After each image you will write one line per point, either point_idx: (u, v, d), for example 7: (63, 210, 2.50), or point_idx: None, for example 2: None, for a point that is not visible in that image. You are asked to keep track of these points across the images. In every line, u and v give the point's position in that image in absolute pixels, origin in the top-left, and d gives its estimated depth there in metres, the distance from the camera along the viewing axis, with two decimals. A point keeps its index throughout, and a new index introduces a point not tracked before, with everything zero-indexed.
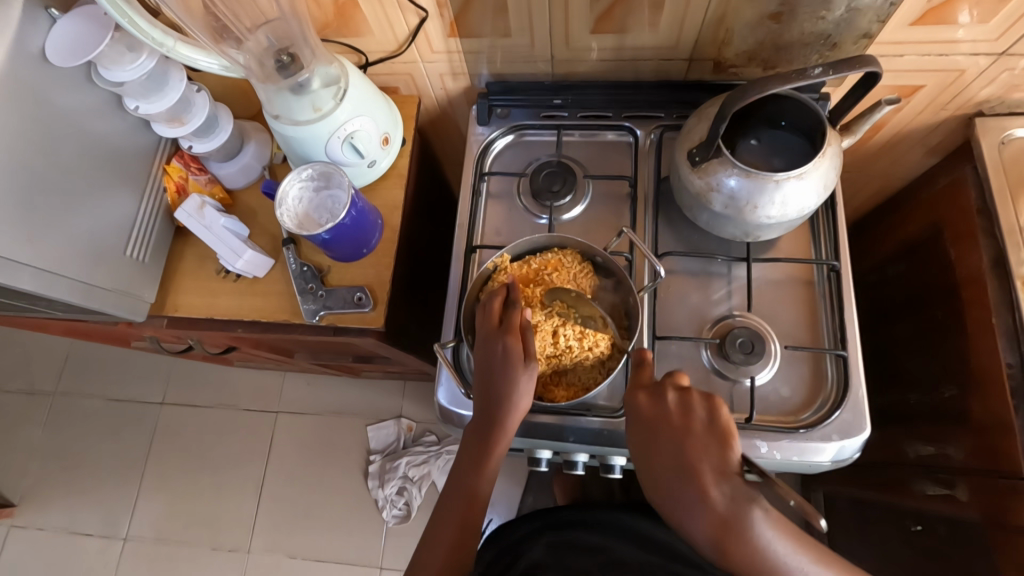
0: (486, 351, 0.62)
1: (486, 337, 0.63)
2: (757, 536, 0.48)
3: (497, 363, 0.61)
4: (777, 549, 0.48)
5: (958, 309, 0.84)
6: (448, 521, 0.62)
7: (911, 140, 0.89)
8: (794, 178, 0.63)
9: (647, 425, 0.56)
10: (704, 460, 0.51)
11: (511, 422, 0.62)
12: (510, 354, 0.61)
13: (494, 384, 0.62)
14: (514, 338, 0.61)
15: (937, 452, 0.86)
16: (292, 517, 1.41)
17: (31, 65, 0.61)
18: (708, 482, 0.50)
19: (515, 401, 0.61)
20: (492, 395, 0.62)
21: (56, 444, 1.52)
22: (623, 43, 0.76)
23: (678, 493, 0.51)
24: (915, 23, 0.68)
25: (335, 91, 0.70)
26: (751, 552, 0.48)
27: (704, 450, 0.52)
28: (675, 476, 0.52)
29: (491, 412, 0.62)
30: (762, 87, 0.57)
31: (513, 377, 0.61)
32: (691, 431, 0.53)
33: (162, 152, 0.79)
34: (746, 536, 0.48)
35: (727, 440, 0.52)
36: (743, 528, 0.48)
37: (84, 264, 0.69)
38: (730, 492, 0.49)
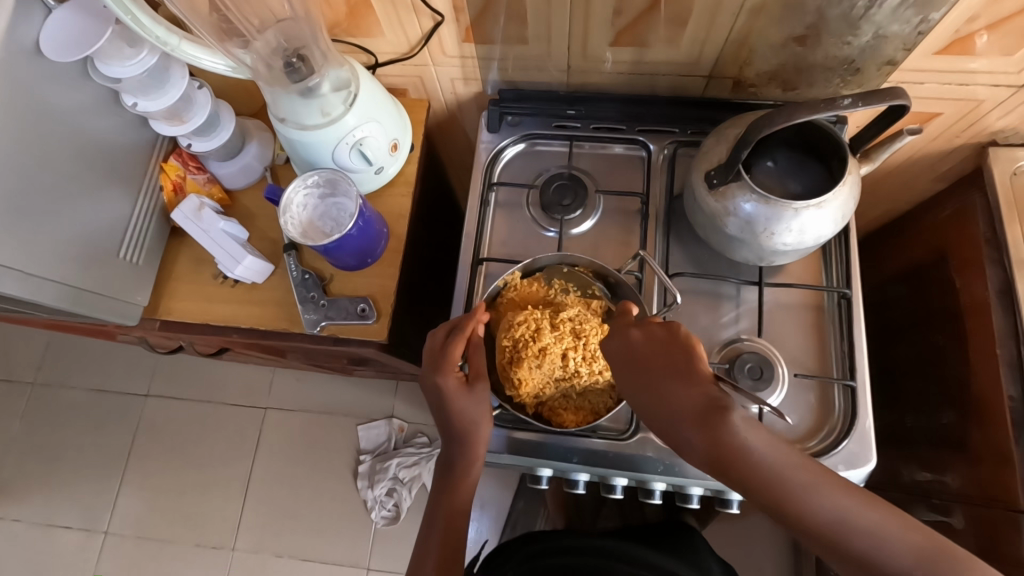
0: (431, 388, 0.63)
1: (426, 373, 0.63)
2: (734, 434, 0.47)
3: (440, 398, 0.63)
4: (751, 447, 0.47)
5: (960, 338, 0.84)
6: (429, 552, 0.60)
7: (922, 165, 0.88)
8: (812, 207, 0.62)
9: (625, 359, 0.56)
10: (672, 373, 0.52)
11: (475, 448, 0.62)
12: (449, 391, 0.62)
13: (447, 415, 0.63)
14: (451, 374, 0.62)
15: (934, 478, 0.87)
16: (279, 516, 1.38)
17: (25, 60, 0.58)
18: (677, 388, 0.51)
19: (468, 427, 0.62)
20: (448, 427, 0.63)
21: (35, 434, 1.48)
22: (643, 57, 0.75)
23: (661, 406, 0.52)
24: (939, 53, 0.67)
25: (345, 96, 0.67)
26: (730, 453, 0.47)
27: (671, 364, 0.52)
28: (651, 393, 0.52)
29: (455, 444, 0.63)
30: (791, 115, 0.56)
31: (460, 410, 0.62)
32: (658, 353, 0.54)
33: (159, 149, 0.77)
34: (721, 433, 0.48)
35: (691, 356, 0.52)
36: (718, 427, 0.48)
37: (76, 268, 0.66)
38: (699, 395, 0.50)
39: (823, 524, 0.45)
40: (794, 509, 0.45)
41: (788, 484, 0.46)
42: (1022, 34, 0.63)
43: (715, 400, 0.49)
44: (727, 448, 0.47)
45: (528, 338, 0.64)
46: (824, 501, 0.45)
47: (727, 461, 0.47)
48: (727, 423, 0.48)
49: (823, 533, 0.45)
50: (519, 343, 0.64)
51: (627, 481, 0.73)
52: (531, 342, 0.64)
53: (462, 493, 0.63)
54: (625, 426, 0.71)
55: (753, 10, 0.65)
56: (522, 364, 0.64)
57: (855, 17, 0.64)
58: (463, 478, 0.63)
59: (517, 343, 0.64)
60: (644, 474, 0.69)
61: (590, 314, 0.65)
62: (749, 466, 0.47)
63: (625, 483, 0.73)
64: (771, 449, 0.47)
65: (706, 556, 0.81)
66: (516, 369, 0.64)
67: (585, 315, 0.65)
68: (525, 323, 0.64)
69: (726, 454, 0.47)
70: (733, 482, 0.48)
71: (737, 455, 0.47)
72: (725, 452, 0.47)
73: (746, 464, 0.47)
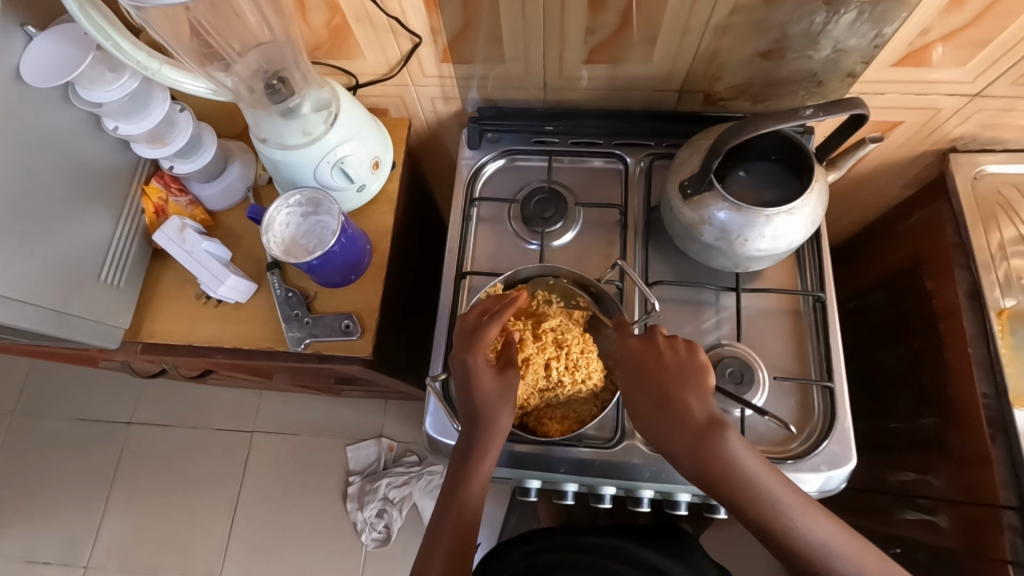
0: (459, 370, 0.63)
1: (457, 355, 0.63)
2: (733, 454, 0.52)
3: (463, 380, 0.62)
4: (748, 466, 0.52)
5: (935, 340, 0.87)
6: (441, 541, 0.58)
7: (889, 173, 0.92)
8: (783, 213, 0.65)
9: (634, 370, 0.59)
10: (685, 390, 0.56)
11: (496, 437, 0.60)
12: (479, 373, 0.61)
13: (468, 398, 0.62)
14: (482, 357, 0.62)
15: (917, 478, 0.88)
16: (267, 542, 1.35)
17: (6, 87, 0.59)
18: (688, 407, 0.55)
19: (491, 412, 0.60)
20: (469, 410, 0.62)
21: (13, 467, 1.44)
22: (616, 73, 0.77)
23: (666, 418, 0.55)
24: (896, 65, 0.70)
25: (326, 116, 0.69)
26: (729, 468, 0.52)
27: (684, 382, 0.56)
28: (659, 405, 0.56)
29: (476, 430, 0.61)
30: (756, 126, 0.59)
31: (486, 394, 0.61)
32: (671, 370, 0.57)
33: (141, 172, 0.77)
34: (722, 451, 0.52)
35: (704, 377, 0.57)
36: (721, 445, 0.53)
37: (55, 291, 0.65)
38: (708, 414, 0.55)
39: (802, 546, 0.50)
40: (777, 529, 0.51)
41: (776, 507, 0.51)
42: (972, 46, 0.67)
43: (720, 424, 0.54)
44: (725, 468, 0.52)
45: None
46: (806, 527, 0.50)
47: (725, 478, 0.52)
48: (728, 446, 0.53)
49: (799, 552, 0.50)
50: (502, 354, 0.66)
51: (615, 489, 0.73)
52: (514, 352, 0.65)
53: (474, 490, 0.59)
54: (611, 434, 0.71)
55: (719, 28, 0.68)
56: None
57: (815, 33, 0.67)
58: (480, 465, 0.60)
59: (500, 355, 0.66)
60: (632, 482, 0.69)
61: (572, 323, 0.66)
62: (742, 487, 0.52)
63: (613, 491, 0.73)
64: (765, 474, 0.52)
65: (699, 554, 0.81)
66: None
67: (567, 325, 0.66)
68: (507, 335, 0.66)
69: (724, 473, 0.52)
70: (724, 498, 0.52)
71: (734, 475, 0.52)
72: (723, 472, 0.52)
73: (741, 481, 0.52)
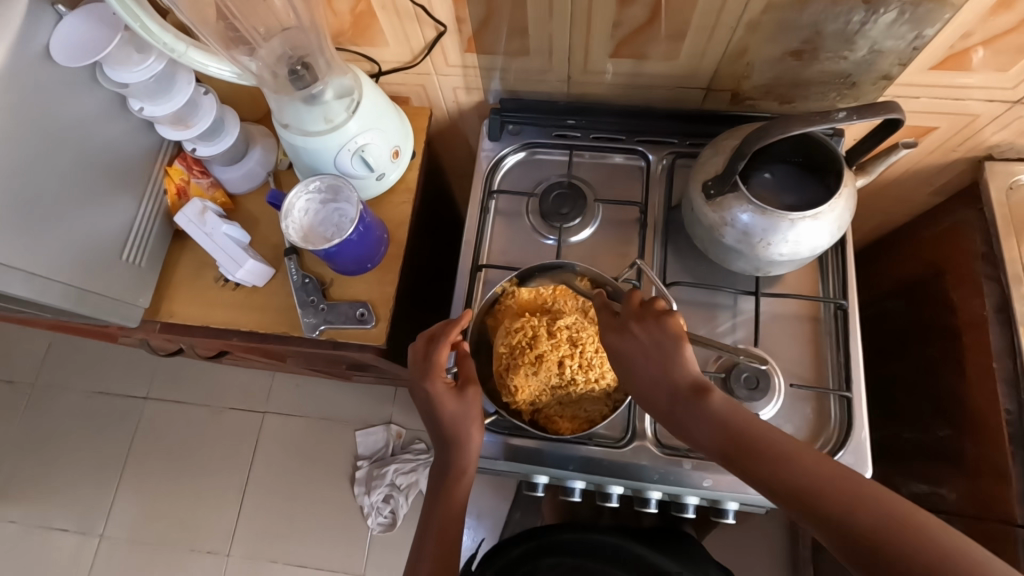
0: (422, 398, 0.64)
1: (416, 383, 0.64)
2: (722, 421, 0.49)
3: (428, 405, 0.63)
4: (742, 432, 0.48)
5: (956, 351, 0.85)
6: (427, 544, 0.60)
7: (919, 180, 0.89)
8: (809, 217, 0.63)
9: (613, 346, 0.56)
10: (663, 362, 0.53)
11: (468, 453, 0.62)
12: (439, 398, 0.62)
13: (437, 422, 0.63)
14: (440, 381, 0.62)
15: (930, 491, 0.87)
16: (275, 522, 1.38)
17: (36, 66, 0.59)
18: (667, 373, 0.52)
19: (459, 431, 0.62)
20: (440, 432, 0.63)
21: (33, 436, 1.48)
22: (642, 69, 0.76)
23: (658, 397, 0.53)
24: (934, 68, 0.68)
25: (348, 103, 0.68)
26: (723, 438, 0.48)
27: (661, 353, 0.53)
28: (645, 384, 0.54)
29: (448, 448, 0.62)
30: (785, 128, 0.57)
31: (453, 415, 0.62)
32: (647, 342, 0.54)
33: (164, 154, 0.78)
34: (712, 420, 0.49)
35: (678, 342, 0.53)
36: (709, 415, 0.49)
37: (79, 269, 0.66)
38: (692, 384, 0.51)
39: (801, 492, 0.43)
40: (771, 480, 0.45)
41: (765, 456, 0.46)
42: (1015, 51, 0.64)
43: (702, 386, 0.51)
44: (711, 427, 0.49)
45: (525, 345, 0.65)
46: (797, 469, 0.44)
47: (726, 450, 0.48)
48: (713, 404, 0.50)
49: (802, 502, 0.43)
50: (515, 350, 0.65)
51: (623, 489, 0.73)
52: (528, 348, 0.65)
53: (458, 495, 0.62)
54: (621, 433, 0.71)
55: (750, 25, 0.66)
56: (519, 371, 0.65)
57: (851, 32, 0.65)
58: (461, 475, 0.62)
59: (513, 350, 0.66)
60: (640, 483, 0.69)
61: (588, 322, 0.66)
62: (732, 442, 0.48)
63: (621, 490, 0.73)
64: (751, 425, 0.48)
65: (702, 554, 0.81)
66: (513, 375, 0.65)
67: (582, 323, 0.65)
68: (521, 331, 0.65)
69: (712, 435, 0.49)
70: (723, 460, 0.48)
71: (722, 433, 0.48)
72: (712, 433, 0.49)
73: (744, 451, 0.47)
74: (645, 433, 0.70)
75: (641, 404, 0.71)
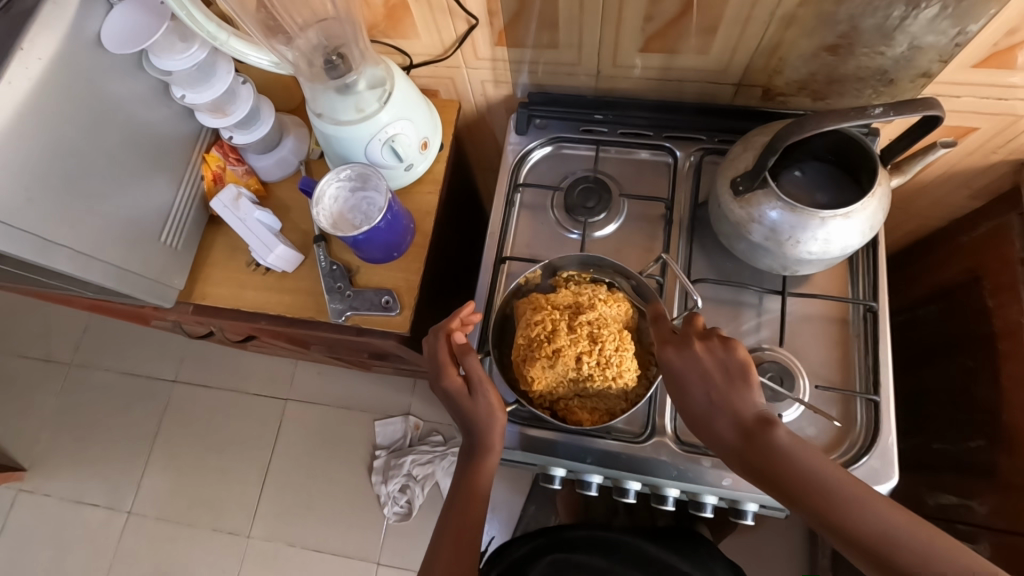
0: (441, 396, 0.66)
1: (434, 381, 0.66)
2: (787, 455, 0.48)
3: (447, 400, 0.65)
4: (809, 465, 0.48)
5: (994, 362, 0.83)
6: (447, 532, 0.61)
7: (956, 184, 0.86)
8: (839, 216, 0.62)
9: (675, 377, 0.54)
10: (731, 396, 0.51)
11: (491, 444, 0.63)
12: (454, 395, 0.64)
13: (459, 415, 0.64)
14: (452, 377, 0.64)
15: (960, 503, 0.86)
16: (294, 505, 1.41)
17: (89, 52, 0.62)
18: (734, 407, 0.51)
19: (478, 426, 0.63)
20: (463, 425, 0.65)
21: (68, 412, 1.54)
22: (672, 64, 0.75)
23: (722, 430, 0.51)
24: (977, 66, 0.66)
25: (381, 94, 0.70)
26: (791, 473, 0.48)
27: (728, 387, 0.52)
28: (708, 416, 0.52)
29: (469, 441, 0.64)
30: (818, 124, 0.56)
31: (469, 409, 0.63)
32: (713, 375, 0.52)
33: (201, 141, 0.80)
34: (778, 456, 0.48)
35: (746, 376, 0.52)
36: (774, 452, 0.49)
37: (120, 248, 0.69)
38: (756, 417, 0.51)
39: (867, 538, 0.44)
40: (843, 521, 0.45)
41: (839, 497, 0.46)
42: None
43: (772, 420, 0.50)
44: (780, 463, 0.48)
45: (543, 338, 0.65)
46: (873, 514, 0.45)
47: (800, 492, 0.47)
48: (785, 440, 0.49)
49: (873, 550, 0.44)
50: (533, 342, 0.65)
51: (640, 485, 0.72)
52: (546, 342, 0.64)
53: (481, 479, 0.63)
54: (640, 429, 0.71)
55: (785, 19, 0.65)
56: (535, 363, 0.64)
57: (890, 27, 0.63)
58: (481, 465, 0.63)
59: (531, 342, 0.65)
60: (657, 479, 0.69)
61: (608, 318, 0.65)
62: (804, 482, 0.47)
63: (638, 487, 0.72)
64: (820, 464, 0.48)
65: (711, 555, 0.80)
66: (528, 366, 0.65)
67: (602, 319, 0.64)
68: (541, 323, 0.65)
69: (781, 474, 0.48)
70: (787, 497, 0.48)
71: (790, 468, 0.48)
72: (781, 467, 0.48)
73: (812, 490, 0.47)
74: (665, 429, 0.70)
75: (661, 399, 0.71)
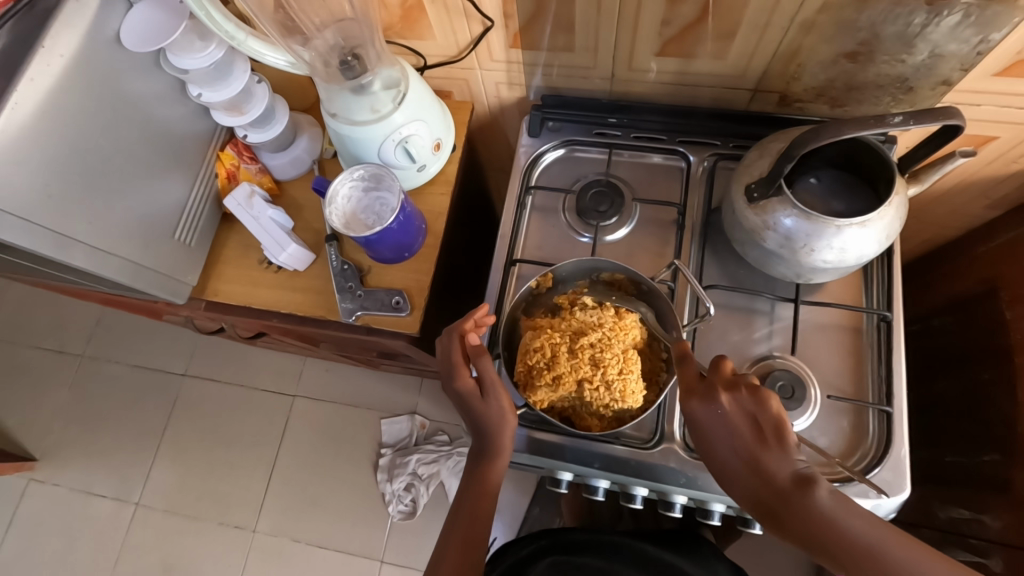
0: (452, 396, 0.66)
1: (445, 380, 0.66)
2: (828, 518, 0.48)
3: (460, 401, 0.65)
4: (851, 525, 0.48)
5: (1010, 374, 0.82)
6: (453, 534, 0.61)
7: (975, 193, 0.85)
8: (855, 225, 0.61)
9: (706, 433, 0.53)
10: (766, 455, 0.51)
11: (501, 446, 0.63)
12: (465, 395, 0.63)
13: (471, 416, 0.64)
14: (464, 378, 0.63)
15: (972, 517, 0.85)
16: (301, 501, 1.42)
17: (109, 51, 0.63)
18: (770, 464, 0.50)
19: (488, 428, 0.63)
20: (474, 426, 0.65)
21: (80, 404, 1.56)
22: (688, 68, 0.75)
23: (758, 489, 0.51)
24: (1000, 74, 0.65)
25: (395, 95, 0.70)
26: (835, 535, 0.48)
27: (762, 445, 0.51)
28: (743, 473, 0.52)
29: (479, 443, 0.64)
30: (837, 131, 0.55)
31: (479, 410, 0.63)
32: (746, 432, 0.52)
33: (216, 139, 0.81)
34: (819, 518, 0.48)
35: (781, 433, 0.51)
36: (815, 513, 0.48)
37: (135, 245, 0.70)
38: (794, 476, 0.50)
39: None
40: None
41: (885, 558, 0.46)
42: None
43: (810, 478, 0.49)
44: (821, 526, 0.48)
45: (544, 365, 0.65)
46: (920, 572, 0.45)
47: (843, 553, 0.47)
48: (825, 500, 0.48)
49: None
50: (534, 368, 0.66)
51: (647, 491, 0.72)
52: (547, 368, 0.65)
53: (490, 481, 0.63)
54: (649, 434, 0.71)
55: (804, 25, 0.65)
56: (536, 389, 0.65)
57: (911, 35, 0.62)
58: (490, 468, 0.63)
59: (531, 369, 0.66)
60: (665, 486, 0.68)
61: (610, 342, 0.64)
62: (847, 543, 0.47)
63: (645, 492, 0.72)
64: (861, 524, 0.48)
65: (714, 558, 0.80)
66: (529, 391, 0.66)
67: (603, 343, 0.64)
68: (540, 350, 0.65)
69: (824, 534, 0.48)
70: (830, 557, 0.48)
71: (832, 530, 0.48)
72: (823, 530, 0.48)
73: (856, 551, 0.47)
74: (674, 435, 0.69)
75: (670, 405, 0.71)
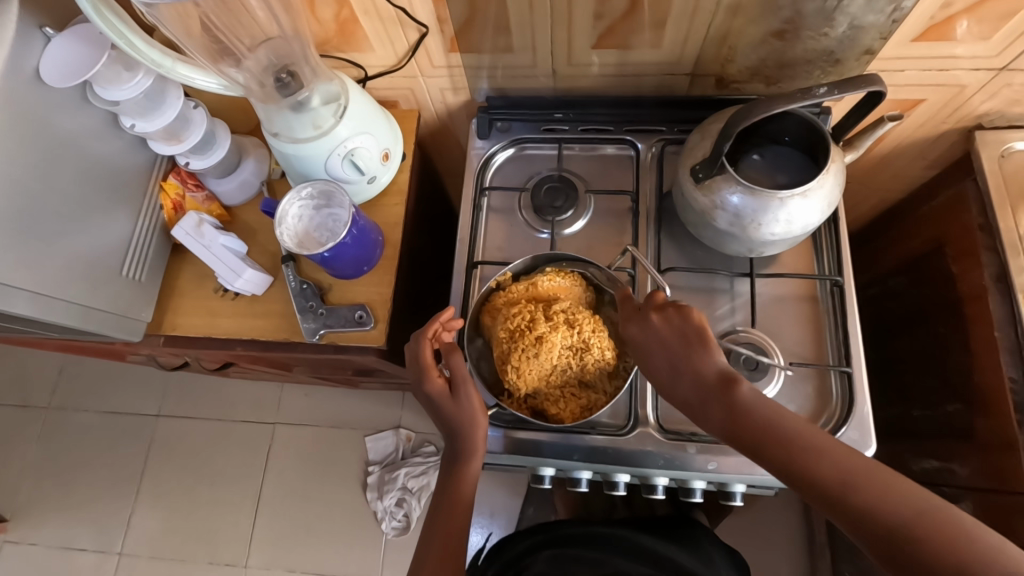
0: (423, 400, 0.66)
1: (415, 386, 0.66)
2: (744, 411, 0.49)
3: (431, 402, 0.65)
4: (765, 414, 0.48)
5: (961, 324, 0.85)
6: (431, 542, 0.60)
7: (912, 155, 0.89)
8: (798, 196, 0.63)
9: (639, 346, 0.56)
10: (689, 359, 0.52)
11: (473, 447, 0.63)
12: (435, 398, 0.63)
13: (442, 417, 0.64)
14: (433, 380, 0.63)
15: (942, 466, 0.88)
16: (291, 530, 1.39)
17: (30, 89, 0.61)
18: (696, 368, 0.52)
19: (460, 429, 0.63)
20: (446, 428, 0.64)
21: (49, 458, 1.50)
22: (626, 59, 0.76)
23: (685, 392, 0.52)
24: (918, 39, 0.68)
25: (336, 108, 0.69)
26: (749, 425, 0.49)
27: (686, 350, 0.52)
28: (671, 381, 0.53)
29: (453, 447, 0.63)
30: (767, 107, 0.57)
31: (450, 412, 0.63)
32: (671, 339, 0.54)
33: (158, 170, 0.79)
34: (737, 412, 0.49)
35: (703, 338, 0.52)
36: (733, 407, 0.49)
37: (80, 285, 0.67)
38: (716, 377, 0.51)
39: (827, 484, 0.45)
40: (802, 469, 0.46)
41: (796, 445, 0.47)
42: (997, 18, 0.64)
43: (732, 378, 0.51)
44: (739, 419, 0.49)
45: (524, 328, 0.65)
46: (829, 459, 0.45)
47: (759, 443, 0.48)
48: (743, 395, 0.49)
49: (828, 488, 0.45)
50: (516, 331, 0.65)
51: (629, 477, 0.73)
52: (527, 330, 0.64)
53: (466, 485, 0.63)
54: (624, 421, 0.72)
55: (730, 8, 0.66)
56: (519, 353, 0.64)
57: (830, 9, 0.64)
58: (466, 469, 0.63)
59: (513, 334, 0.65)
60: (644, 470, 0.69)
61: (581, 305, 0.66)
62: (763, 432, 0.48)
63: (627, 479, 0.73)
64: (777, 415, 0.48)
65: (708, 542, 0.80)
66: (513, 356, 0.64)
67: (576, 306, 0.66)
68: (519, 314, 0.66)
69: (740, 425, 0.49)
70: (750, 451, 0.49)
71: (748, 422, 0.49)
72: (739, 423, 0.49)
73: (769, 440, 0.48)
74: (648, 419, 0.70)
75: (642, 390, 0.72)
